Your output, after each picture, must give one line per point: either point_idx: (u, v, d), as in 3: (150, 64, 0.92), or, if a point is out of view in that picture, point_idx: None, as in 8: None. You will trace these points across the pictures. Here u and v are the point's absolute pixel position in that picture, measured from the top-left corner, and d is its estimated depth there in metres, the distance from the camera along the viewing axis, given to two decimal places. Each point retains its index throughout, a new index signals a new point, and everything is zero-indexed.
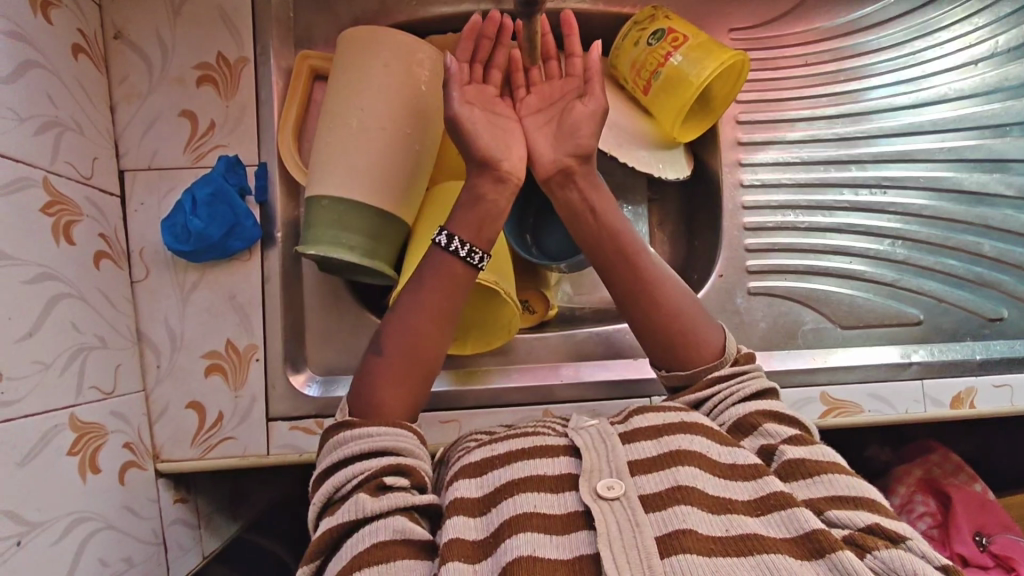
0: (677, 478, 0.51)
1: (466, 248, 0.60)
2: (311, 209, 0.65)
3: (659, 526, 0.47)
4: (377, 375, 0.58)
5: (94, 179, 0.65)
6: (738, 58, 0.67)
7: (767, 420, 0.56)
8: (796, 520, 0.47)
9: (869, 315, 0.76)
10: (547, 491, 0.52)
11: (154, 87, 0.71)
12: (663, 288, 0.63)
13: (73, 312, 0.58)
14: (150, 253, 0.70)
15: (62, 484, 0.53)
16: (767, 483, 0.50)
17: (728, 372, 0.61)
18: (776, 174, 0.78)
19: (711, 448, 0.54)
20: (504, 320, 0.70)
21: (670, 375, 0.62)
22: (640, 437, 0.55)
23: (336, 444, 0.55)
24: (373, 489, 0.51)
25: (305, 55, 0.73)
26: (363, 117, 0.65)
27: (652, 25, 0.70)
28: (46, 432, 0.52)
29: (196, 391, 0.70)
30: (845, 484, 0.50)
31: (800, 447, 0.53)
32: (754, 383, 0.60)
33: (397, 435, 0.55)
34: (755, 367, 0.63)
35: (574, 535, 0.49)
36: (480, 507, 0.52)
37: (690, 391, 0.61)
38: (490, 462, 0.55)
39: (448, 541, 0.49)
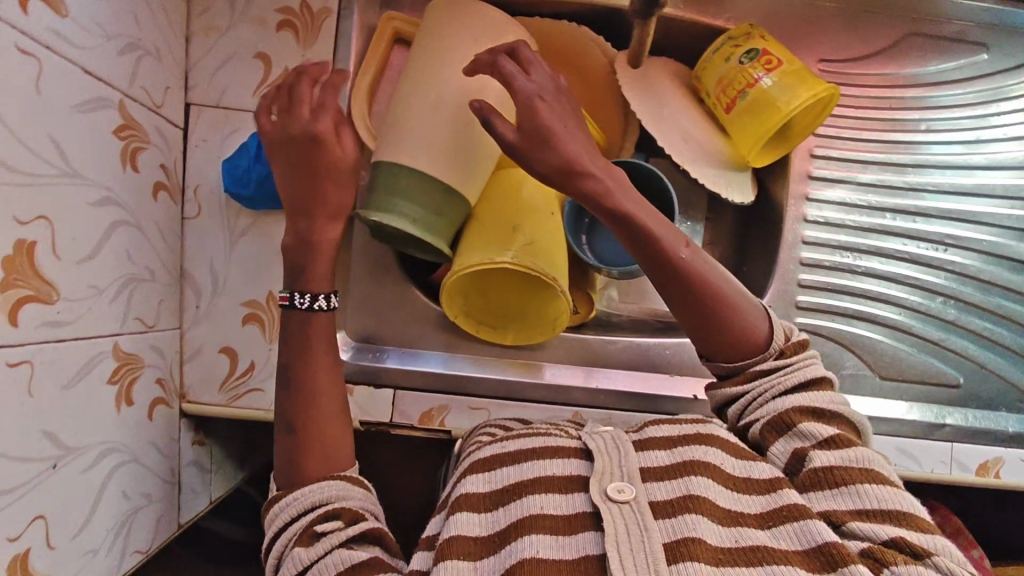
0: (690, 487, 0.50)
1: (313, 298, 0.59)
2: (380, 173, 0.64)
3: (667, 532, 0.47)
4: (295, 448, 0.57)
5: (163, 108, 0.63)
6: (831, 91, 0.65)
7: (803, 419, 0.53)
8: (806, 533, 0.46)
9: (910, 369, 0.76)
10: (556, 491, 0.51)
11: (233, 23, 0.69)
12: (702, 287, 0.55)
13: (128, 241, 0.57)
14: (205, 191, 0.69)
15: (99, 412, 0.53)
16: (781, 496, 0.49)
17: (771, 366, 0.56)
18: (841, 213, 0.76)
19: (725, 459, 0.53)
20: (551, 316, 0.70)
21: (715, 365, 0.58)
22: (654, 446, 0.55)
23: (269, 518, 0.55)
24: (307, 539, 0.52)
25: (390, 16, 0.71)
26: (445, 91, 0.63)
27: (747, 43, 0.68)
28: (91, 358, 0.52)
29: (231, 337, 0.69)
30: (875, 497, 0.48)
31: (833, 452, 0.50)
32: (802, 375, 0.55)
33: (322, 488, 0.55)
34: (806, 355, 0.57)
35: (578, 537, 0.48)
36: (486, 503, 0.52)
37: (731, 382, 0.57)
38: (499, 459, 0.55)
39: (449, 537, 0.50)
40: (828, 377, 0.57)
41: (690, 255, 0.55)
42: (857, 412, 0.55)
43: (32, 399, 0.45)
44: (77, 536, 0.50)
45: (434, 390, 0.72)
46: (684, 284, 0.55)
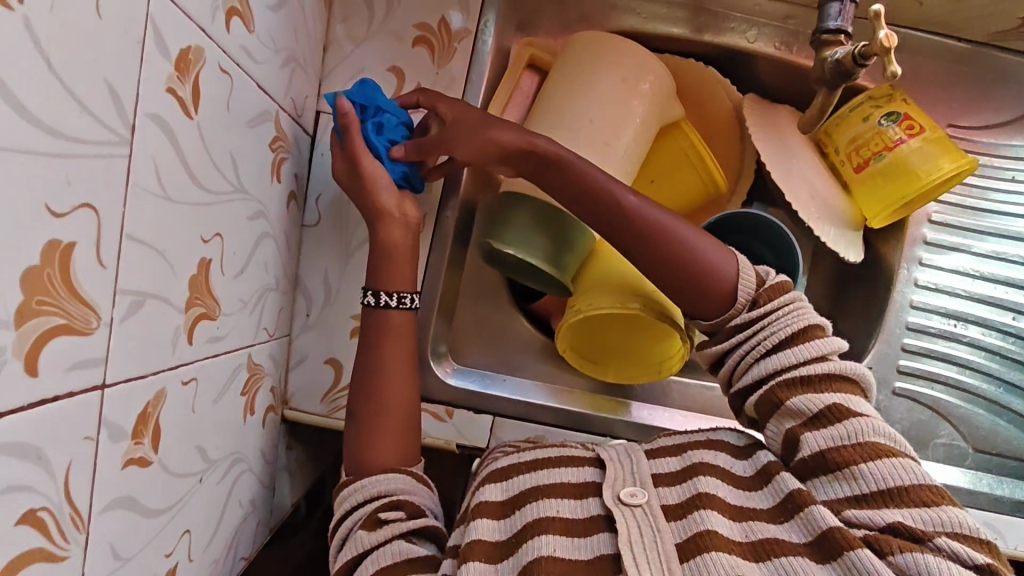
0: (698, 486, 0.50)
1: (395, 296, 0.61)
2: (512, 203, 0.64)
3: (679, 533, 0.47)
4: (356, 441, 0.59)
5: (302, 117, 0.63)
6: (973, 165, 0.65)
7: (790, 394, 0.51)
8: (807, 526, 0.45)
9: (1005, 445, 0.75)
10: (570, 497, 0.51)
11: (370, 34, 0.69)
12: (666, 255, 0.54)
13: (266, 252, 0.57)
14: (327, 201, 0.68)
15: (233, 423, 0.53)
16: (784, 483, 0.49)
17: (745, 321, 0.54)
18: (952, 281, 0.76)
19: (733, 462, 0.53)
20: (657, 356, 0.69)
21: (695, 321, 0.57)
22: (664, 454, 0.55)
23: (337, 501, 0.58)
24: (372, 522, 0.54)
25: (529, 42, 0.72)
26: (591, 128, 0.63)
27: (888, 105, 0.68)
28: (234, 370, 0.52)
29: (338, 348, 0.69)
30: (874, 477, 0.46)
31: (824, 430, 0.49)
32: (779, 329, 0.53)
33: (388, 477, 0.56)
34: (785, 300, 0.54)
35: (594, 538, 0.48)
36: (502, 510, 0.52)
37: (717, 341, 0.56)
38: (515, 468, 0.55)
39: (470, 542, 0.49)
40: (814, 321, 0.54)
41: (655, 226, 0.55)
42: (852, 363, 0.52)
43: (194, 415, 0.45)
44: (208, 545, 0.51)
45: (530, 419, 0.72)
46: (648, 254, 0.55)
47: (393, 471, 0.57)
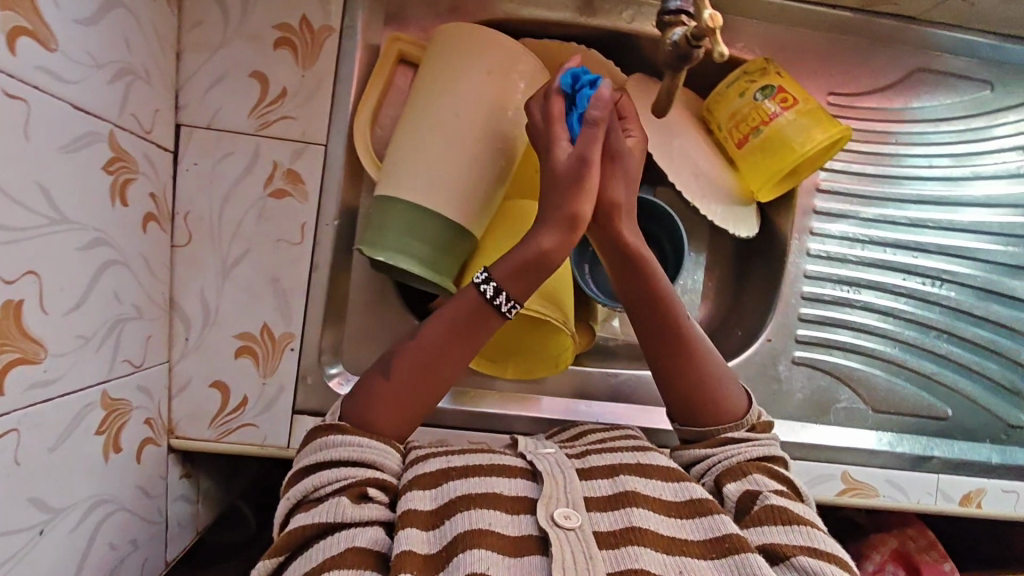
0: (631, 519, 0.50)
1: (496, 290, 0.57)
2: (382, 208, 0.61)
3: (611, 563, 0.47)
4: (374, 395, 0.57)
5: (153, 133, 0.60)
6: (844, 134, 0.65)
7: (757, 469, 0.57)
8: (745, 566, 0.47)
9: (902, 403, 0.77)
10: (504, 510, 0.51)
11: (227, 38, 0.64)
12: (683, 359, 0.62)
13: (116, 281, 0.54)
14: (196, 218, 0.65)
15: (87, 466, 0.51)
16: (720, 524, 0.51)
17: (739, 437, 0.60)
18: (844, 248, 0.77)
19: (662, 488, 0.54)
20: (555, 349, 0.69)
21: (683, 430, 0.63)
22: (597, 475, 0.55)
23: (324, 445, 0.55)
24: (355, 496, 0.52)
25: (396, 37, 0.67)
26: (456, 123, 0.60)
27: (762, 79, 0.67)
28: (79, 411, 0.49)
29: (222, 370, 0.66)
30: (819, 538, 0.50)
31: (784, 498, 0.53)
32: (761, 449, 0.59)
33: (384, 451, 0.56)
34: (771, 435, 0.62)
35: (525, 559, 0.47)
36: (435, 520, 0.50)
37: (701, 445, 0.61)
38: (446, 474, 0.54)
39: (399, 551, 0.47)
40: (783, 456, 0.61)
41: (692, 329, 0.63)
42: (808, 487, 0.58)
43: (19, 468, 0.43)
44: None
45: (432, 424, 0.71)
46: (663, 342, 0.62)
47: (388, 443, 0.56)
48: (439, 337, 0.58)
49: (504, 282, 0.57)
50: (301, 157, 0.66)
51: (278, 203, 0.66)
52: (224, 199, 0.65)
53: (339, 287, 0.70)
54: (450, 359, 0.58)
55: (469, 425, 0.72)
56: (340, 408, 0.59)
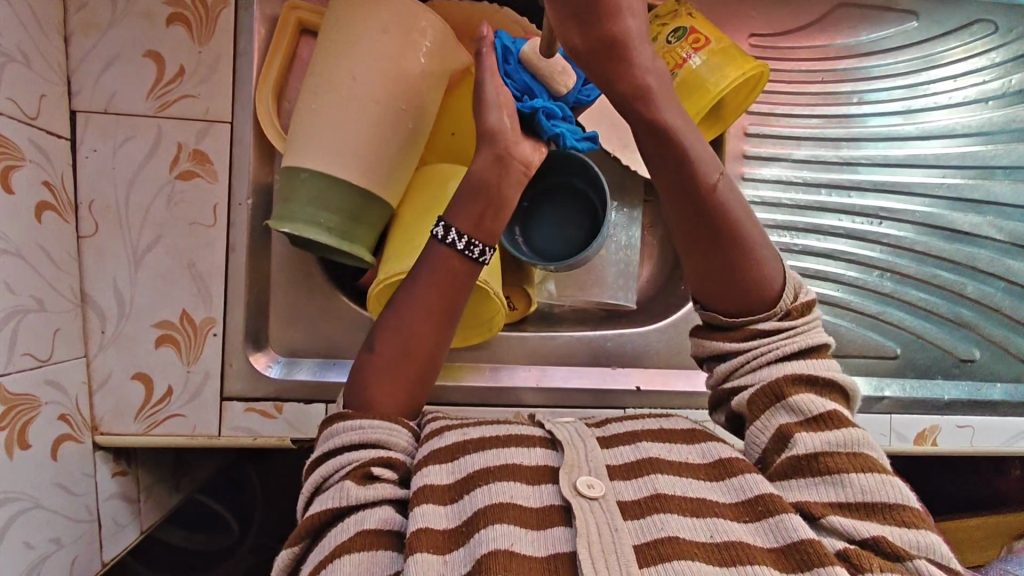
0: (656, 486, 0.47)
1: (465, 239, 0.56)
2: (287, 180, 0.59)
3: (638, 534, 0.43)
4: (373, 372, 0.55)
5: (41, 119, 0.58)
6: (759, 70, 0.65)
7: (795, 389, 0.49)
8: (780, 530, 0.43)
9: (850, 344, 0.76)
10: (523, 482, 0.47)
11: (117, 18, 0.63)
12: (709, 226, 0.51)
13: (5, 271, 0.53)
14: (101, 207, 0.63)
15: None
16: (752, 484, 0.46)
17: (772, 328, 0.52)
18: (777, 192, 0.76)
19: (689, 454, 0.50)
20: (487, 315, 0.66)
21: (710, 313, 0.54)
22: (618, 442, 0.52)
23: (330, 434, 0.52)
24: (360, 477, 0.48)
25: (293, 5, 0.66)
26: (355, 86, 0.58)
27: (673, 22, 0.66)
28: None
29: (143, 362, 0.64)
30: (860, 489, 0.44)
31: (819, 434, 0.47)
32: (796, 343, 0.51)
33: (391, 429, 0.52)
34: (812, 319, 0.53)
35: (548, 532, 0.44)
36: (450, 495, 0.47)
37: (725, 338, 0.53)
38: (461, 448, 0.50)
39: (414, 532, 0.44)
40: (826, 343, 0.53)
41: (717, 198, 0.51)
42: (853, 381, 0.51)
43: None
44: None
45: None
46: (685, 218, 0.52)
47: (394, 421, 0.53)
48: (423, 294, 0.56)
49: (454, 220, 0.57)
50: (207, 136, 0.64)
51: (187, 185, 0.64)
52: (129, 185, 0.63)
53: (260, 268, 0.68)
54: (437, 322, 0.56)
55: None
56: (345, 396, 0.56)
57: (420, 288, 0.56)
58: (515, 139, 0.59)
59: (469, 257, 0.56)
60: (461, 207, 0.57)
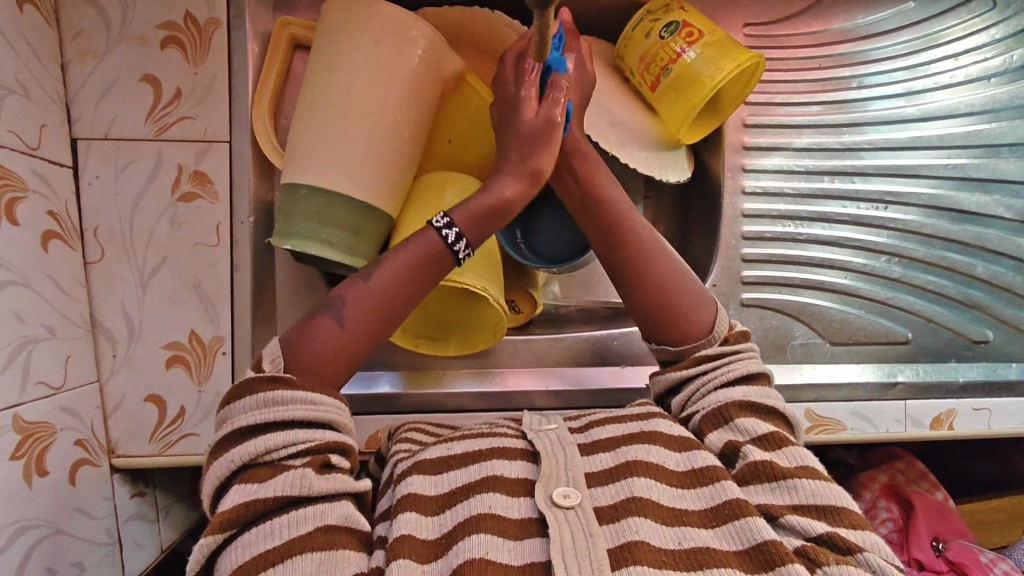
0: (633, 490, 0.48)
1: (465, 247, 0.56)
2: (287, 198, 0.60)
3: (612, 538, 0.45)
4: (322, 335, 0.53)
5: (42, 150, 0.59)
6: (755, 60, 0.64)
7: (742, 412, 0.54)
8: (747, 531, 0.45)
9: (860, 332, 0.75)
10: (505, 493, 0.49)
11: (112, 45, 0.63)
12: (639, 268, 0.61)
13: (14, 302, 0.54)
14: (106, 232, 0.63)
15: None
16: (723, 491, 0.48)
17: (715, 355, 0.58)
18: (779, 181, 0.76)
19: (668, 456, 0.51)
20: (490, 321, 0.66)
21: (659, 348, 0.61)
22: (599, 449, 0.53)
23: (271, 400, 0.49)
24: (319, 465, 0.49)
25: (285, 21, 0.67)
26: (349, 100, 0.59)
27: (666, 16, 0.66)
28: None
29: (155, 384, 0.64)
30: (811, 491, 0.47)
31: (769, 450, 0.50)
32: (738, 367, 0.57)
33: (337, 408, 0.52)
34: (748, 349, 0.59)
35: (524, 543, 0.46)
36: (434, 508, 0.49)
37: (677, 368, 0.59)
38: (445, 463, 0.53)
39: (398, 537, 0.46)
40: (766, 370, 0.58)
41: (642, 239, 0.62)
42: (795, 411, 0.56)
43: None
44: None
45: (380, 411, 0.70)
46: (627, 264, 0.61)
47: (337, 397, 0.53)
48: (401, 276, 0.55)
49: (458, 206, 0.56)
50: (206, 156, 0.64)
51: (188, 206, 0.64)
52: (132, 210, 0.64)
53: (265, 285, 0.68)
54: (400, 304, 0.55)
55: (418, 407, 0.71)
56: (281, 352, 0.52)
57: (398, 266, 0.55)
58: (519, 133, 0.58)
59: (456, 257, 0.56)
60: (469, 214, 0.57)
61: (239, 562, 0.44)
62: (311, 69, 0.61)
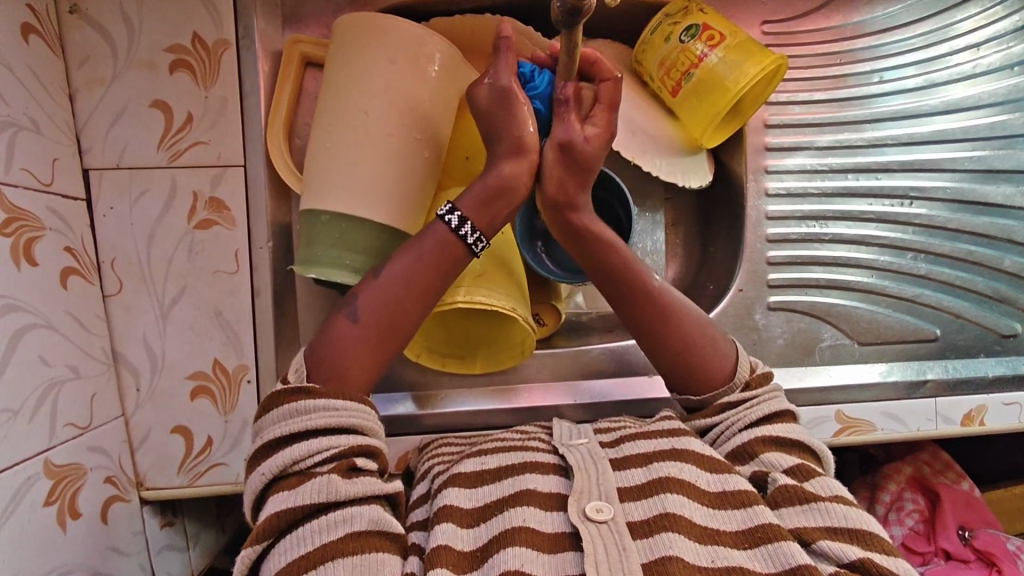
0: (665, 505, 0.48)
1: (476, 234, 0.55)
2: (309, 224, 0.58)
3: (646, 553, 0.45)
4: (339, 341, 0.53)
5: (56, 184, 0.57)
6: (779, 63, 0.63)
7: (766, 448, 0.53)
8: (783, 555, 0.43)
9: (888, 331, 0.74)
10: (538, 507, 0.48)
11: (120, 72, 0.61)
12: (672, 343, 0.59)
13: (39, 344, 0.54)
14: (123, 264, 0.62)
15: (33, 537, 0.51)
16: (756, 513, 0.47)
17: (738, 399, 0.57)
18: (802, 181, 0.75)
19: (699, 475, 0.50)
20: (518, 339, 0.66)
21: (684, 396, 0.60)
22: (630, 464, 0.52)
23: (294, 411, 0.49)
24: (344, 470, 0.48)
25: (295, 39, 0.66)
26: (367, 122, 0.57)
27: (685, 19, 0.65)
28: (18, 487, 0.50)
29: (181, 415, 0.63)
30: (841, 516, 0.46)
31: (801, 479, 0.50)
32: (764, 407, 0.56)
33: (361, 410, 0.51)
34: (772, 387, 0.58)
35: (560, 556, 0.45)
36: (470, 520, 0.49)
37: (703, 415, 0.58)
38: (480, 476, 0.52)
39: (436, 547, 0.46)
40: (792, 410, 0.58)
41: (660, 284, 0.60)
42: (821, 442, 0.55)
43: None
44: None
45: (408, 432, 0.70)
46: (656, 332, 0.59)
47: (365, 401, 0.52)
48: (413, 269, 0.54)
49: (470, 214, 0.55)
50: (221, 182, 0.63)
51: (206, 234, 0.63)
52: (149, 239, 0.62)
53: (287, 308, 0.67)
54: (417, 303, 0.54)
55: (446, 426, 0.70)
56: (303, 362, 0.52)
57: (408, 262, 0.54)
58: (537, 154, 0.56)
59: (471, 252, 0.55)
60: (474, 201, 0.55)
61: (277, 571, 0.44)
62: (326, 91, 0.60)
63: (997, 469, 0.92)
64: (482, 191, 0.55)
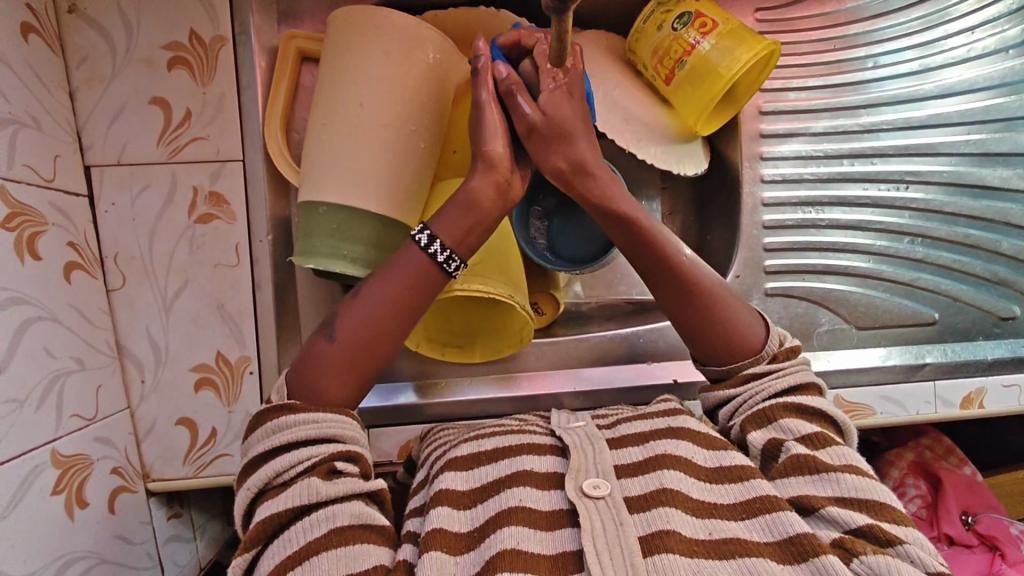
0: (663, 480, 0.48)
1: (446, 253, 0.53)
2: (307, 215, 0.59)
3: (642, 526, 0.45)
4: (320, 359, 0.52)
5: (58, 180, 0.58)
6: (771, 48, 0.63)
7: (785, 413, 0.53)
8: (780, 524, 0.44)
9: (886, 315, 0.74)
10: (536, 487, 0.49)
11: (118, 70, 0.62)
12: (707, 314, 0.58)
13: (44, 337, 0.55)
14: (126, 259, 0.63)
15: (41, 527, 0.52)
16: (754, 487, 0.47)
17: (765, 371, 0.57)
18: (798, 167, 0.75)
19: (696, 452, 0.51)
20: (517, 325, 0.67)
21: (708, 367, 0.59)
22: (627, 443, 0.53)
23: (275, 428, 0.50)
24: (325, 472, 0.48)
25: (292, 34, 0.66)
26: (363, 113, 0.58)
27: (678, 7, 0.65)
28: (25, 475, 0.51)
29: (186, 407, 0.64)
30: (853, 486, 0.46)
31: (815, 447, 0.50)
32: (790, 379, 0.56)
33: (339, 421, 0.51)
34: (799, 361, 0.58)
35: (556, 533, 0.46)
36: (467, 502, 0.49)
37: (725, 385, 0.58)
38: (476, 459, 0.53)
39: (431, 530, 0.47)
40: (816, 383, 0.57)
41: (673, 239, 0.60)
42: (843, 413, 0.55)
43: None
44: None
45: (410, 421, 0.70)
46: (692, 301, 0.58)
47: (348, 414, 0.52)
48: (387, 291, 0.53)
49: (441, 232, 0.53)
50: (220, 176, 0.64)
51: (206, 227, 0.64)
52: (150, 234, 0.63)
53: (289, 301, 0.68)
54: (391, 326, 0.53)
55: (446, 415, 0.71)
56: (285, 382, 0.53)
57: (381, 285, 0.53)
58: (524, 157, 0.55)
59: (445, 271, 0.54)
60: (449, 218, 0.54)
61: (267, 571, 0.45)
62: (323, 84, 0.60)
63: (1001, 454, 0.92)
64: (453, 207, 0.54)
